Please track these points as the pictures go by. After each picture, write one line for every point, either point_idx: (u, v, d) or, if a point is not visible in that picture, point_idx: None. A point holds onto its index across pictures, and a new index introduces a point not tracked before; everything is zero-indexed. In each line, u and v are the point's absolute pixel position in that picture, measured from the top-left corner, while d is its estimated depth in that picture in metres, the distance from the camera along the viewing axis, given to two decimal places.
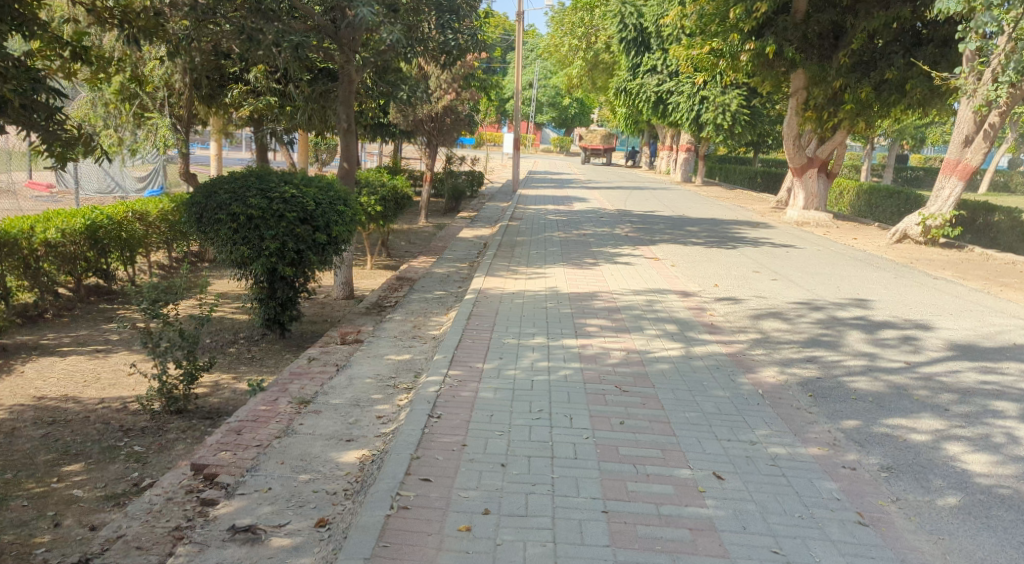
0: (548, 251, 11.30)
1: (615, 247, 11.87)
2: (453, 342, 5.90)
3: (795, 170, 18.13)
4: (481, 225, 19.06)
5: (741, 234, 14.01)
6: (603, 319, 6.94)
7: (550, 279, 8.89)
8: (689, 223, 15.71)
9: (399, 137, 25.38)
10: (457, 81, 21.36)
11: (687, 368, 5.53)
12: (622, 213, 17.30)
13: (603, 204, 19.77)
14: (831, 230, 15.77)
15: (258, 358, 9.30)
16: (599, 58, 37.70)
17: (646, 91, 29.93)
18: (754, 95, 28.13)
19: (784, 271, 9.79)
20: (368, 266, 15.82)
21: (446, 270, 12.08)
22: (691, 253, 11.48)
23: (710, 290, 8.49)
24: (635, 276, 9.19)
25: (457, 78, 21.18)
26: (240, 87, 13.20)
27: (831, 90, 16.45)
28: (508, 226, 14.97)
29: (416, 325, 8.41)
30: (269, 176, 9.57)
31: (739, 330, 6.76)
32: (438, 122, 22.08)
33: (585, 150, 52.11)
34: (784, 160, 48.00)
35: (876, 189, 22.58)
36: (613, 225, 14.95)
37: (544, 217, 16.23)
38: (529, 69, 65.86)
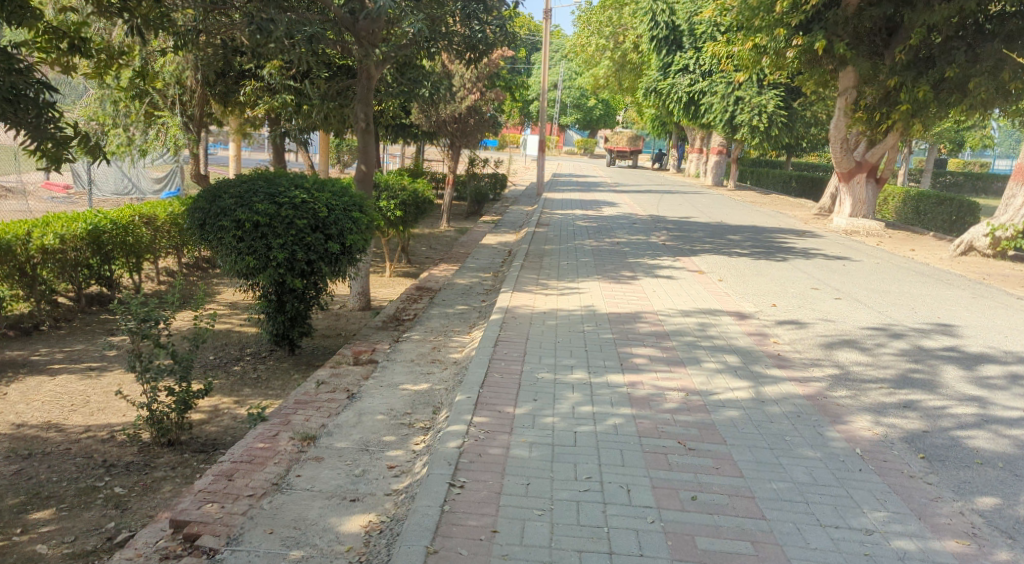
0: (581, 262, 10.40)
1: (653, 258, 10.92)
2: (478, 378, 5.00)
3: (842, 175, 17.27)
4: (506, 231, 18.19)
5: (787, 244, 13.00)
6: (653, 346, 6.01)
7: (586, 295, 7.98)
8: (728, 231, 14.70)
9: (422, 138, 24.57)
10: (482, 80, 20.53)
11: (760, 415, 4.59)
12: (656, 220, 16.32)
13: (635, 210, 18.81)
14: (882, 240, 14.71)
15: (263, 379, 8.50)
16: (627, 58, 36.66)
17: (678, 92, 28.91)
18: (791, 96, 27.03)
19: (846, 288, 8.82)
20: (387, 274, 15.03)
21: (470, 281, 11.23)
22: (737, 265, 10.51)
23: (769, 311, 7.54)
24: (681, 293, 8.25)
25: (482, 77, 20.34)
26: (253, 83, 12.44)
27: (885, 89, 15.75)
28: (535, 233, 14.09)
29: (437, 345, 7.55)
30: (278, 179, 8.77)
31: (812, 363, 5.83)
32: (462, 123, 21.22)
33: (611, 153, 51.09)
34: (817, 164, 46.76)
35: (925, 195, 21.42)
36: (648, 233, 14.00)
37: (574, 224, 15.32)
38: (554, 70, 64.89)
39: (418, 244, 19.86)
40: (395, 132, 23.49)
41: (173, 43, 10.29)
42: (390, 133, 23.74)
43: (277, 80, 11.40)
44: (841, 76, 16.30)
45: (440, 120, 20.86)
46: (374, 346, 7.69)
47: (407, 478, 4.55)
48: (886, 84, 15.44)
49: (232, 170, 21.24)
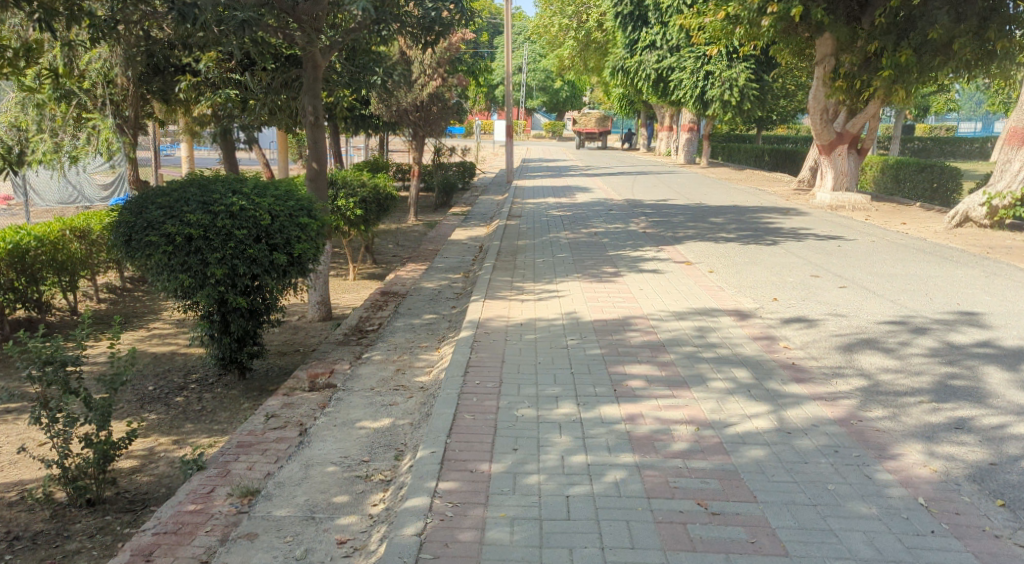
0: (557, 258, 9.54)
1: (636, 249, 10.10)
2: (446, 422, 4.12)
3: (823, 148, 16.56)
4: (475, 223, 17.28)
5: (774, 225, 12.25)
6: (648, 362, 5.17)
7: (567, 299, 7.13)
8: (709, 212, 13.91)
9: (383, 128, 23.51)
10: (443, 65, 19.53)
11: (789, 452, 3.76)
12: (633, 205, 15.51)
13: (610, 194, 17.99)
14: (870, 215, 14.03)
15: (208, 411, 7.54)
16: (592, 37, 35.74)
17: (646, 69, 28.08)
18: (761, 69, 26.32)
19: (849, 274, 8.06)
20: (351, 276, 14.09)
21: (438, 284, 10.32)
22: (726, 252, 9.71)
23: (771, 307, 6.74)
24: (671, 290, 7.43)
25: (443, 62, 19.31)
26: (188, 77, 11.17)
27: (865, 55, 15.06)
28: (507, 225, 13.20)
29: (402, 365, 6.65)
30: (213, 184, 7.74)
31: (833, 372, 5.02)
32: (424, 111, 20.04)
33: (580, 135, 50.27)
34: (787, 137, 46.32)
35: (905, 163, 20.83)
36: (627, 220, 13.18)
37: (547, 213, 14.44)
38: (517, 53, 63.82)
39: (385, 241, 18.91)
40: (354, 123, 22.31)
41: (92, 36, 9.23)
42: (350, 124, 22.64)
43: (215, 72, 10.30)
44: (818, 45, 15.53)
45: (401, 109, 19.80)
46: (329, 367, 6.78)
47: (361, 558, 3.66)
48: (866, 49, 14.78)
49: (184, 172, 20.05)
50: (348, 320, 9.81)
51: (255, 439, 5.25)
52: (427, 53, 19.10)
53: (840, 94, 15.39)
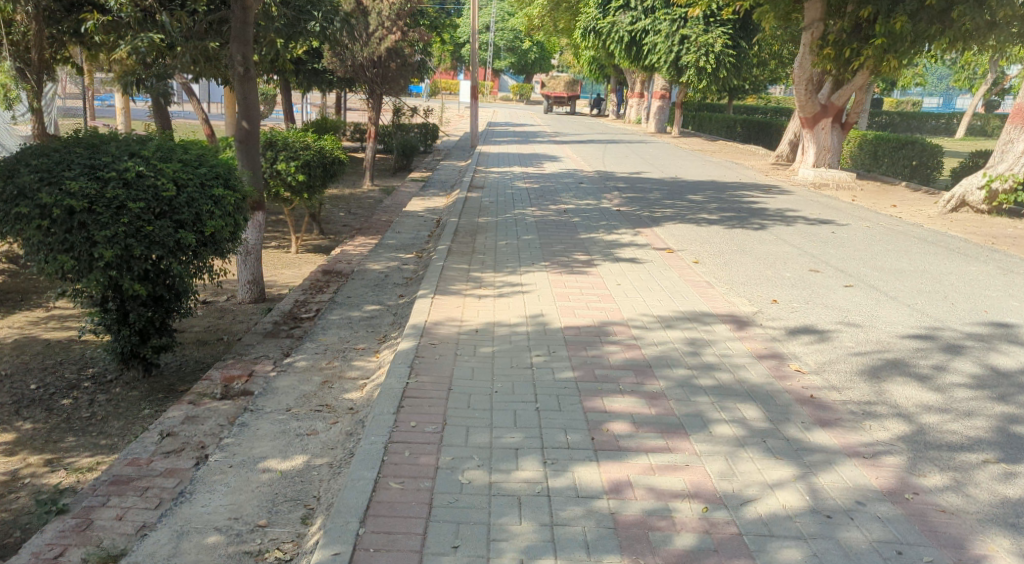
0: (521, 240, 8.42)
1: (609, 231, 9.03)
2: (362, 498, 3.00)
3: (805, 121, 15.61)
4: (435, 192, 16.04)
5: (758, 205, 11.26)
6: (633, 394, 4.10)
7: (531, 298, 6.03)
8: (686, 189, 12.88)
9: (340, 84, 21.99)
10: (403, 18, 18.05)
11: (837, 553, 2.71)
12: (604, 178, 14.42)
13: (579, 164, 16.88)
14: (856, 196, 13.12)
15: (101, 420, 6.24)
16: None
17: (618, 31, 26.78)
18: (739, 34, 25.23)
19: (852, 269, 7.08)
20: (293, 249, 12.81)
21: (386, 265, 9.14)
22: (709, 239, 8.68)
23: (771, 312, 5.72)
24: (652, 288, 6.39)
25: (403, 14, 17.82)
26: (97, 16, 9.38)
27: (855, 20, 14.07)
28: (466, 198, 12.00)
29: (332, 374, 5.50)
30: (107, 145, 6.35)
31: (863, 409, 4.00)
32: (382, 68, 18.70)
33: (548, 99, 48.87)
34: (758, 109, 45.53)
35: (885, 139, 20.03)
36: (598, 195, 12.09)
37: (511, 185, 13.26)
38: (485, 12, 61.86)
39: (337, 210, 17.59)
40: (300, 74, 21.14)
41: None
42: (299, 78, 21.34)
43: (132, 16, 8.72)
44: (806, 10, 14.56)
45: (356, 65, 18.36)
46: (246, 369, 5.61)
47: None
48: (858, 14, 13.80)
49: (120, 126, 18.33)
50: (280, 305, 8.56)
51: (132, 476, 4.05)
52: (384, 4, 17.60)
53: (827, 63, 14.42)
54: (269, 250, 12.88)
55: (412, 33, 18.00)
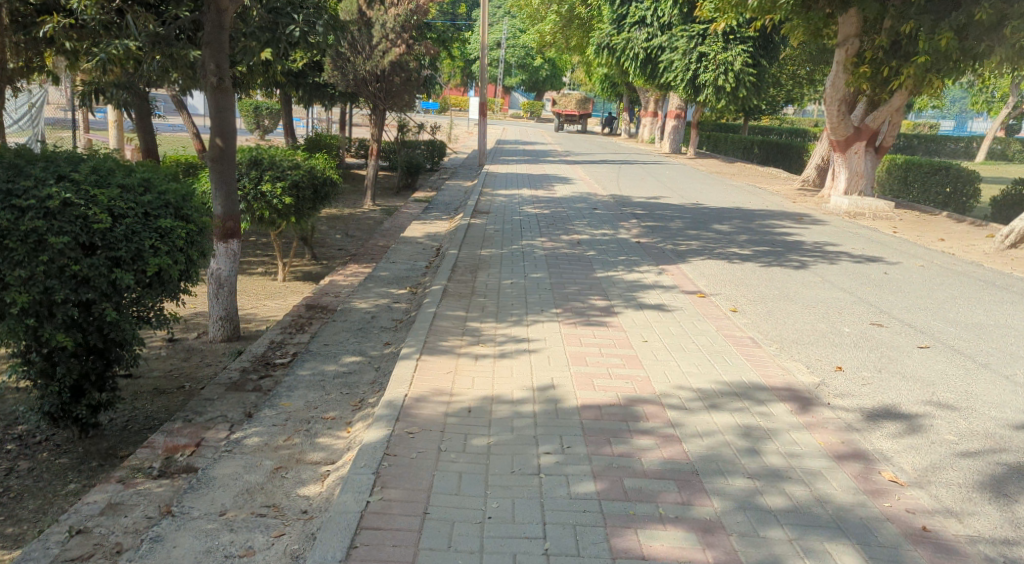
0: (529, 279, 7.34)
1: (629, 268, 7.95)
2: None
3: (837, 145, 14.57)
4: (437, 215, 15.00)
5: (792, 238, 10.16)
6: (679, 524, 2.98)
7: (540, 360, 4.94)
8: (709, 218, 11.80)
9: (343, 98, 21.07)
10: (408, 30, 17.07)
11: None
12: (619, 203, 13.36)
13: (592, 187, 15.84)
14: (896, 228, 12.01)
15: (16, 497, 5.09)
16: (575, 12, 33.39)
17: (633, 48, 25.78)
18: (760, 53, 24.20)
19: (921, 324, 5.96)
20: (280, 278, 11.85)
21: (374, 303, 8.08)
22: (744, 280, 7.58)
23: (837, 386, 4.61)
24: (685, 347, 5.29)
25: (408, 25, 16.84)
26: (58, 18, 8.14)
27: (895, 37, 13.03)
28: (469, 224, 10.98)
29: (290, 455, 4.43)
30: (31, 163, 5.20)
31: (1002, 555, 2.90)
32: (386, 83, 17.64)
33: (559, 116, 47.93)
34: (773, 130, 44.51)
35: (916, 164, 18.93)
36: (615, 224, 11.04)
37: (519, 211, 12.20)
38: (495, 28, 61.10)
39: (334, 232, 16.57)
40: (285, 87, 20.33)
41: None
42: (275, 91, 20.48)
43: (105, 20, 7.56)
44: (841, 25, 13.60)
45: (357, 80, 17.43)
46: (192, 439, 4.62)
47: None
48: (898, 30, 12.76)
49: (113, 146, 17.38)
50: (252, 349, 7.46)
51: None
52: (389, 14, 16.64)
53: (863, 82, 13.41)
54: (254, 279, 11.85)
55: (417, 45, 17.03)
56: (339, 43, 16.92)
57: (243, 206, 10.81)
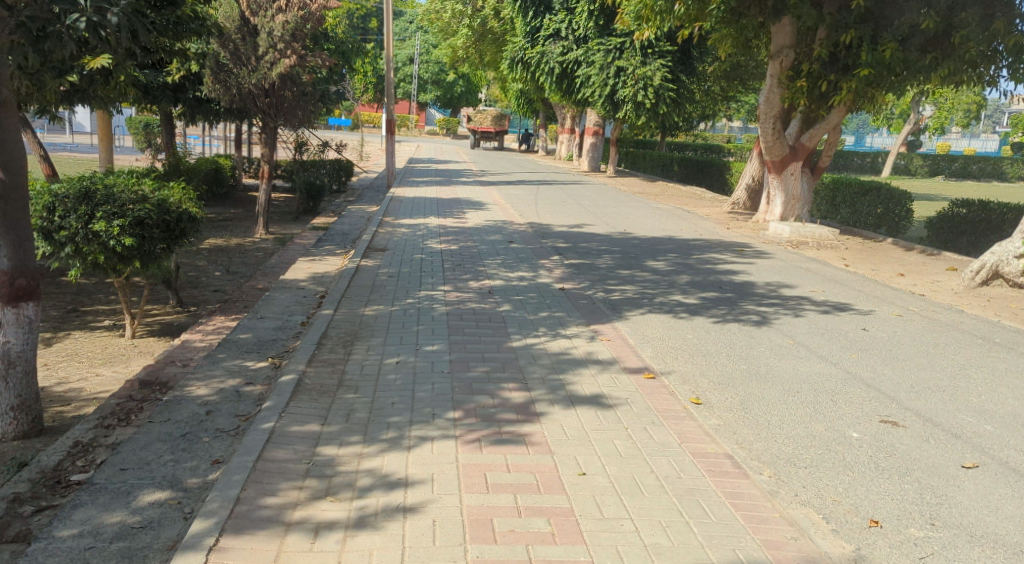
0: (421, 356, 5.49)
1: (553, 332, 6.21)
2: None
3: (772, 165, 13.14)
4: (330, 249, 13.02)
5: (740, 279, 8.64)
6: None
7: (419, 531, 3.11)
8: (641, 254, 10.22)
9: (231, 113, 18.82)
10: (300, 40, 14.67)
11: None
12: (539, 235, 11.69)
13: (508, 214, 14.14)
14: (847, 258, 10.70)
15: None
16: (488, 25, 31.91)
17: (548, 62, 24.33)
18: (679, 67, 23.08)
19: (948, 421, 4.43)
20: (128, 335, 9.67)
21: (218, 387, 6.08)
22: (700, 346, 5.93)
23: (883, 562, 2.99)
24: (643, 485, 3.58)
25: (300, 34, 14.62)
26: None
27: (833, 48, 11.64)
28: (359, 267, 9.06)
29: None
30: None
31: None
32: (276, 97, 15.07)
33: (475, 133, 46.31)
34: (690, 147, 44.09)
35: (845, 183, 17.93)
36: (534, 263, 9.34)
37: (422, 247, 10.33)
38: (408, 43, 59.30)
39: (214, 268, 14.32)
40: (156, 101, 18.07)
41: None
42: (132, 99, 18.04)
43: None
44: (774, 34, 12.15)
45: (242, 95, 14.92)
46: None
47: None
48: (839, 40, 11.37)
49: None
50: (49, 450, 5.17)
51: None
52: (277, 21, 14.36)
53: (800, 96, 12.02)
54: (94, 338, 9.64)
55: (310, 55, 14.68)
56: (219, 51, 14.56)
57: (71, 249, 8.60)
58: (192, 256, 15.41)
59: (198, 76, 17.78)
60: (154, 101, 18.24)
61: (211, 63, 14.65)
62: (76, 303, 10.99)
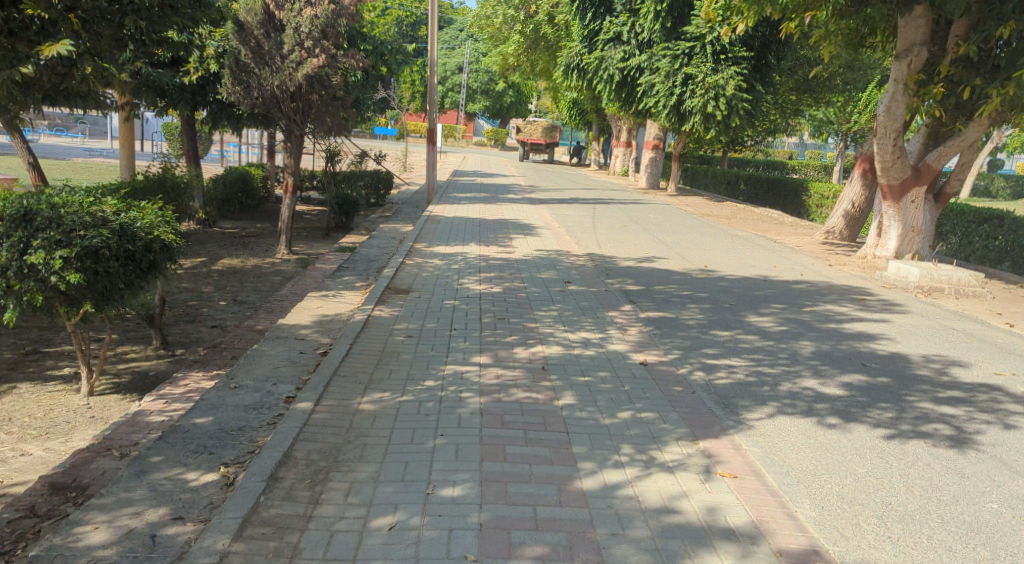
0: (431, 515, 3.32)
1: (642, 458, 3.95)
2: None
3: (888, 191, 10.72)
4: (351, 280, 11.00)
5: (887, 351, 6.26)
6: None
7: None
8: (736, 305, 7.91)
9: (259, 120, 17.07)
10: (332, 38, 12.32)
11: None
12: (602, 273, 9.48)
13: (563, 242, 12.02)
14: (1004, 314, 8.23)
15: None
16: (542, 31, 29.93)
17: (607, 69, 22.02)
18: (754, 76, 20.81)
19: None
20: (87, 390, 7.71)
21: (125, 527, 3.97)
22: (887, 497, 3.63)
23: None
24: None
25: (332, 31, 12.28)
26: None
27: (980, 46, 9.23)
28: (371, 317, 6.94)
29: None
30: None
31: None
32: (303, 101, 12.66)
33: (524, 145, 44.36)
34: (751, 164, 41.47)
35: (955, 210, 15.30)
36: (601, 316, 7.13)
37: (455, 289, 8.20)
38: (457, 52, 57.74)
39: (220, 296, 12.40)
40: (174, 104, 16.52)
41: None
42: (148, 98, 16.46)
43: None
44: (901, 29, 9.79)
45: (265, 99, 12.44)
46: None
47: None
48: (992, 36, 8.94)
49: None
50: None
51: None
52: (303, 15, 11.98)
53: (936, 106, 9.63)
54: (43, 396, 7.71)
55: (343, 55, 12.27)
56: (239, 49, 12.22)
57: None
58: (201, 279, 13.54)
59: (218, 77, 16.08)
60: (171, 104, 16.58)
61: (231, 61, 12.32)
62: (40, 342, 9.10)
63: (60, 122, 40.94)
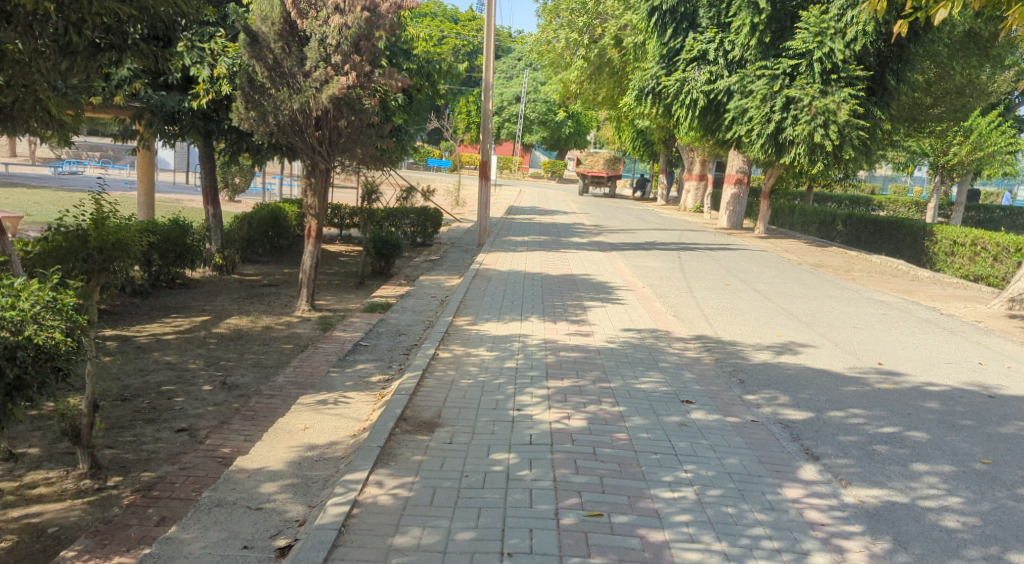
0: None
1: None
2: None
3: None
4: (368, 370, 7.99)
5: None
6: None
7: None
8: (994, 466, 4.58)
9: (286, 153, 14.25)
10: (367, 52, 8.96)
11: None
12: (736, 382, 6.21)
13: (659, 314, 8.83)
14: None
15: None
16: (609, 56, 27.16)
17: (689, 93, 18.62)
18: (869, 99, 17.50)
19: None
20: None
21: None
22: None
23: None
24: None
25: (368, 44, 8.92)
26: None
27: None
28: (359, 501, 3.81)
29: None
30: None
31: None
32: (331, 129, 9.28)
33: (584, 177, 41.38)
34: (835, 200, 37.63)
35: None
36: (778, 506, 3.86)
37: (512, 421, 5.03)
38: (515, 82, 55.41)
39: (207, 376, 9.53)
40: (184, 134, 13.49)
41: None
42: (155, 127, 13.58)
43: None
44: None
45: (284, 127, 9.06)
46: None
47: None
48: None
49: None
50: None
51: None
52: (332, 24, 8.69)
53: None
54: None
55: (382, 74, 8.90)
56: (252, 66, 8.89)
57: None
58: (190, 349, 10.69)
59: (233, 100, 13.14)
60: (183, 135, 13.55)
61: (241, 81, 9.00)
62: None
63: (106, 154, 39.79)
